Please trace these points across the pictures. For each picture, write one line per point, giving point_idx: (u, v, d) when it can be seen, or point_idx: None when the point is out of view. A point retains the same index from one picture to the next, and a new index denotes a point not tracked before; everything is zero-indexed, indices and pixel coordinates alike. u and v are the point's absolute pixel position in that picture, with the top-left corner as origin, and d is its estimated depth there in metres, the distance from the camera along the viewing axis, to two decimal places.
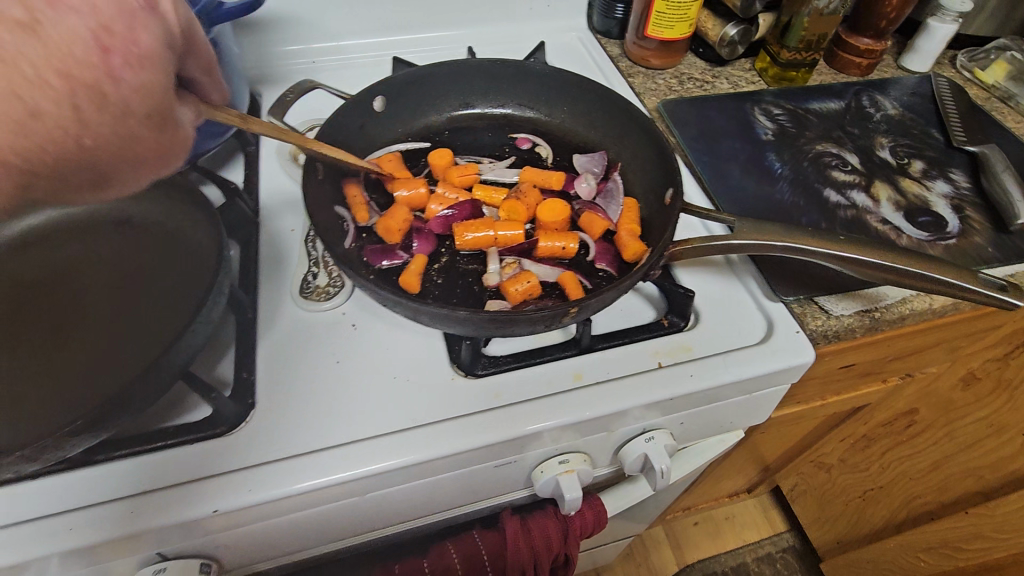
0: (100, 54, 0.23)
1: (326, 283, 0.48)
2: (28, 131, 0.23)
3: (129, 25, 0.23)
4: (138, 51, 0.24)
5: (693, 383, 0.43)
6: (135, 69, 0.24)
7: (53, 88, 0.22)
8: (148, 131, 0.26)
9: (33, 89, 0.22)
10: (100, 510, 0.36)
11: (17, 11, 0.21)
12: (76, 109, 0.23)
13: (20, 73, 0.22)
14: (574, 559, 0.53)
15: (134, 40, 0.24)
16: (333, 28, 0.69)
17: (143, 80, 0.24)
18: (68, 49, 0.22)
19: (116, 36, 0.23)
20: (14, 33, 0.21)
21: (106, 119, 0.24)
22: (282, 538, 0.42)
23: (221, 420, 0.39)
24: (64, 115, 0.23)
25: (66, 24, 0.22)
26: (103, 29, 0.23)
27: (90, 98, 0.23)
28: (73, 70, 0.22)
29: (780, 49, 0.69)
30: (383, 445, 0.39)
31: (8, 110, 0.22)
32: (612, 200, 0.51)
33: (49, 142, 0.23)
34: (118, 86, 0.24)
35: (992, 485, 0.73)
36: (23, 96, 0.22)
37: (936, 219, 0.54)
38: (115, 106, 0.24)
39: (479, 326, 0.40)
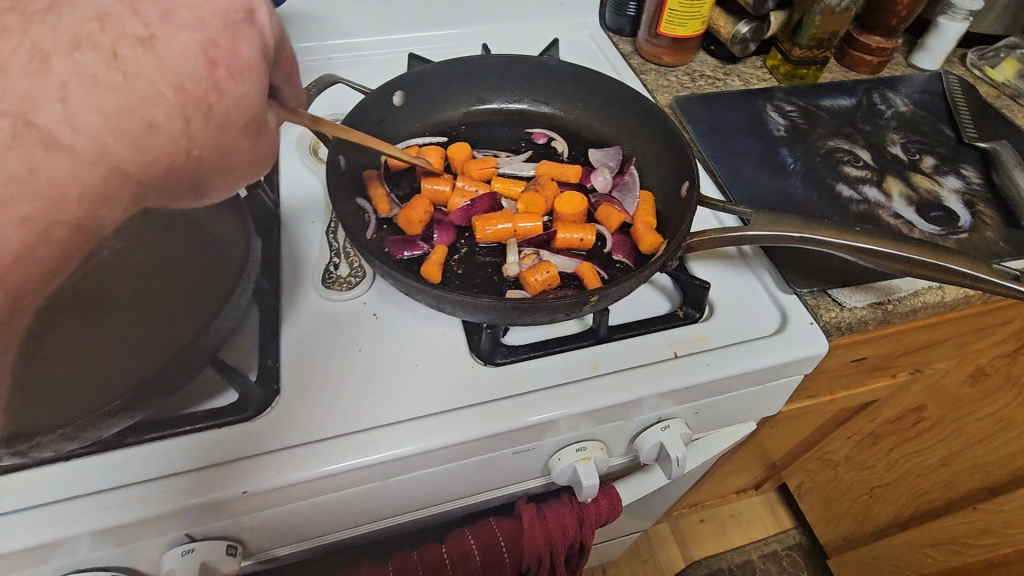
0: (208, 68, 0.25)
1: (348, 274, 0.49)
2: (148, 145, 0.24)
3: (231, 39, 0.25)
4: (240, 62, 0.26)
5: (709, 372, 0.44)
6: (237, 81, 0.26)
7: (170, 100, 0.24)
8: (245, 140, 0.28)
9: (153, 103, 0.24)
10: (131, 491, 0.36)
11: (138, 29, 0.24)
12: (189, 121, 0.25)
13: (142, 86, 0.23)
14: (589, 547, 0.53)
15: (235, 54, 0.26)
16: (349, 25, 0.70)
17: (244, 90, 0.26)
18: (181, 63, 0.24)
19: (222, 50, 0.25)
20: (134, 48, 0.23)
21: (213, 128, 0.26)
22: (305, 522, 0.43)
23: (248, 404, 0.40)
24: (178, 126, 0.25)
25: (179, 40, 0.24)
26: (211, 43, 0.25)
27: (200, 109, 0.25)
28: (186, 83, 0.24)
29: (791, 47, 0.70)
30: (405, 430, 0.40)
31: (132, 125, 0.24)
32: (628, 193, 0.52)
33: (164, 154, 0.25)
34: (224, 97, 0.26)
35: (1001, 480, 0.74)
36: (144, 110, 0.24)
37: (948, 214, 0.55)
38: (221, 116, 0.26)
39: (500, 314, 0.41)
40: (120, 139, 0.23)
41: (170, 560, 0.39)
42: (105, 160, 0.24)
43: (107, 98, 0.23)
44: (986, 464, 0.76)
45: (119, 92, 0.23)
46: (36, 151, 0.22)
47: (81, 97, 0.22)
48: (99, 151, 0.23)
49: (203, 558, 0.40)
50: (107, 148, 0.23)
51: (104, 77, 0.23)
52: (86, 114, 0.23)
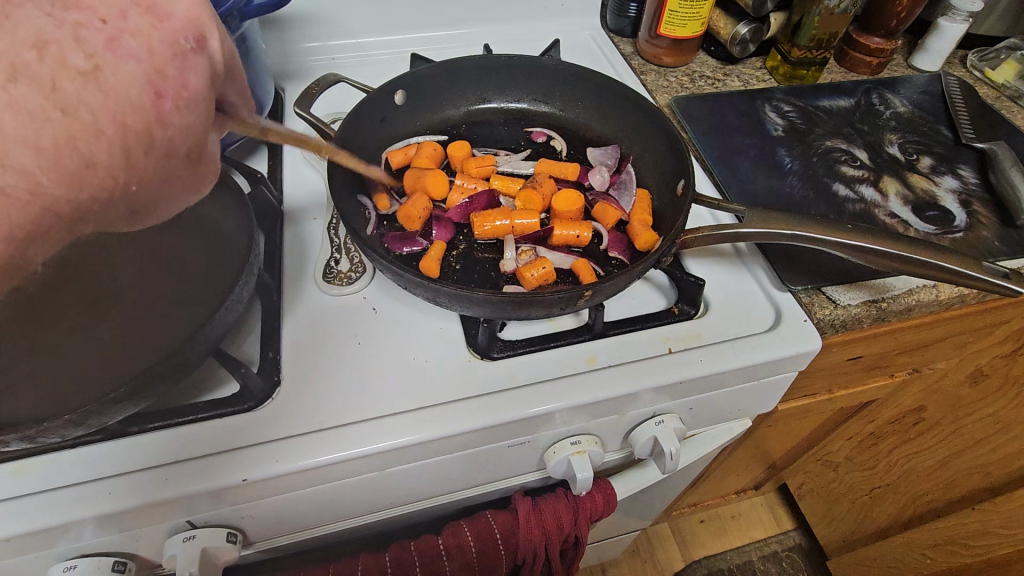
0: (154, 99, 0.23)
1: (348, 269, 0.49)
2: (82, 182, 0.22)
3: (180, 68, 0.24)
4: (188, 93, 0.24)
5: (702, 367, 0.44)
6: (183, 111, 0.24)
7: (108, 136, 0.22)
8: (185, 168, 0.26)
9: (89, 140, 0.22)
10: (133, 478, 0.37)
11: (81, 59, 0.22)
12: (128, 154, 0.23)
13: (82, 121, 0.22)
14: (584, 542, 0.54)
15: (183, 84, 0.24)
16: (352, 25, 0.71)
17: (190, 121, 0.25)
18: (124, 96, 0.22)
19: (169, 80, 0.23)
20: (76, 81, 0.22)
21: (153, 160, 0.24)
22: (303, 511, 0.44)
23: (249, 396, 0.41)
24: (116, 161, 0.23)
25: (124, 70, 0.22)
26: (156, 72, 0.23)
27: (140, 143, 0.23)
28: (127, 117, 0.23)
29: (791, 48, 0.70)
30: (403, 421, 0.41)
31: (66, 162, 0.22)
32: (624, 191, 0.53)
33: (97, 192, 0.23)
34: (166, 130, 0.24)
35: (999, 481, 0.75)
36: (82, 148, 0.22)
37: (943, 214, 0.55)
38: (162, 149, 0.24)
39: (495, 308, 0.42)
40: (54, 177, 0.22)
41: (173, 546, 0.40)
42: (38, 200, 0.22)
43: (45, 135, 0.21)
44: (985, 465, 0.76)
45: (58, 127, 0.21)
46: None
47: (18, 132, 0.21)
48: (30, 190, 0.21)
49: (204, 544, 0.41)
50: (40, 188, 0.21)
51: (41, 111, 0.21)
52: (18, 151, 0.21)
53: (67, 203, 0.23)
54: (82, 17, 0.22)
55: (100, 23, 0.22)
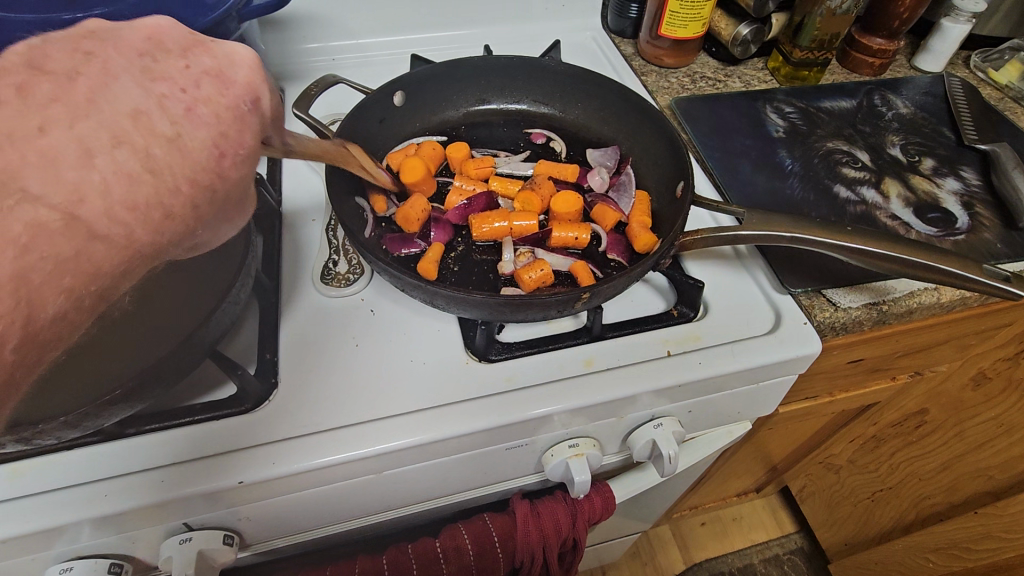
0: (218, 157, 0.25)
1: (346, 270, 0.49)
2: (164, 231, 0.23)
3: (240, 129, 0.26)
4: (244, 152, 0.26)
5: (701, 370, 0.44)
6: (240, 166, 0.26)
7: (184, 191, 0.24)
8: (235, 214, 0.28)
9: (170, 196, 0.23)
10: (131, 480, 0.37)
11: (165, 126, 0.24)
12: (196, 205, 0.25)
13: (167, 180, 0.23)
14: (582, 545, 0.54)
15: (241, 143, 0.26)
16: (353, 26, 0.71)
17: (245, 173, 0.27)
18: (198, 156, 0.24)
19: (230, 141, 0.26)
20: (164, 147, 0.23)
21: (212, 207, 0.26)
22: (301, 514, 0.44)
23: (245, 398, 0.40)
24: (188, 212, 0.24)
25: (199, 135, 0.24)
26: (222, 136, 0.25)
27: (206, 196, 0.25)
28: (199, 174, 0.24)
29: (792, 49, 0.70)
30: (399, 424, 0.41)
31: (152, 216, 0.23)
32: (624, 193, 0.53)
33: (172, 239, 0.24)
34: (225, 182, 0.26)
35: (1004, 483, 0.72)
36: (165, 202, 0.23)
37: (945, 216, 0.55)
38: (221, 198, 0.26)
39: (493, 310, 0.42)
40: (145, 228, 0.22)
41: (169, 548, 0.40)
42: (129, 248, 0.22)
43: (138, 193, 0.22)
44: (988, 467, 0.74)
45: (149, 187, 0.22)
46: (82, 238, 0.20)
47: (118, 192, 0.21)
48: (128, 241, 0.22)
49: (200, 546, 0.41)
50: (134, 237, 0.22)
51: (136, 172, 0.22)
52: (120, 211, 0.21)
53: (149, 247, 0.23)
54: (165, 87, 0.24)
55: (179, 93, 0.25)
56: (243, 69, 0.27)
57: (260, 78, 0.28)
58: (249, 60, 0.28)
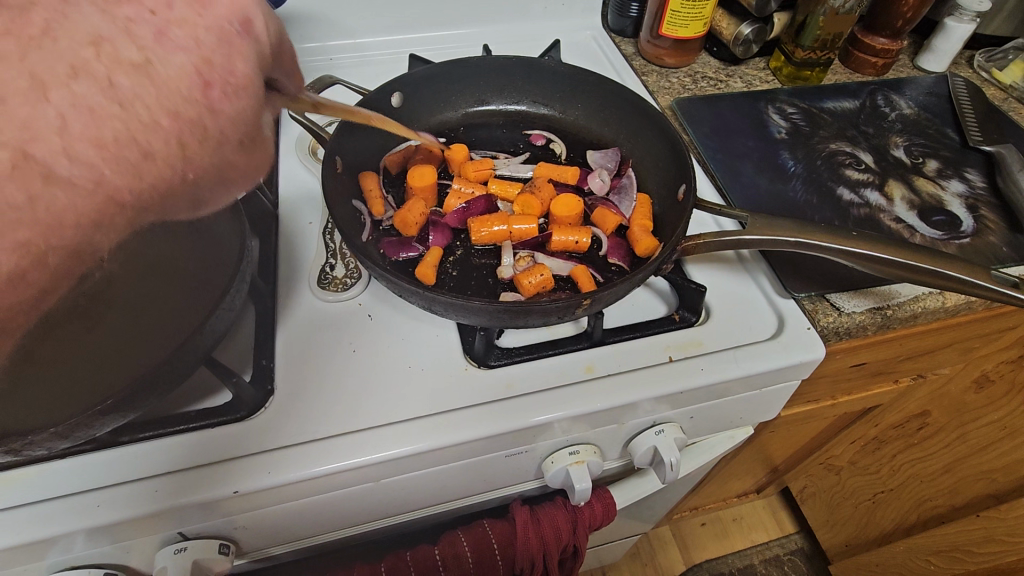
0: (202, 88, 0.20)
1: (343, 275, 0.49)
2: (142, 176, 0.19)
3: (228, 53, 0.20)
4: (236, 80, 0.20)
5: (703, 377, 0.44)
6: (234, 98, 0.20)
7: (165, 129, 0.19)
8: (249, 156, 0.22)
9: (148, 132, 0.19)
10: (125, 489, 0.37)
11: (132, 50, 0.18)
12: (183, 144, 0.20)
13: (137, 114, 0.19)
14: (583, 550, 0.53)
15: (230, 71, 0.20)
16: (349, 25, 0.70)
17: (241, 109, 0.21)
18: (177, 85, 0.19)
19: (217, 68, 0.20)
20: (130, 75, 0.18)
21: (210, 153, 0.21)
22: (298, 520, 0.43)
23: (241, 405, 0.40)
24: (172, 154, 0.20)
25: (174, 62, 0.19)
26: (204, 60, 0.19)
27: (195, 135, 0.20)
28: (179, 106, 0.19)
29: (794, 49, 0.69)
30: (394, 432, 0.40)
31: (125, 157, 0.19)
32: (624, 196, 0.52)
33: (157, 185, 0.20)
34: (219, 119, 0.20)
35: (1005, 486, 0.73)
36: (139, 140, 0.19)
37: (951, 219, 0.54)
38: (216, 139, 0.21)
39: (493, 316, 0.41)
40: (117, 171, 0.19)
41: (163, 558, 0.40)
42: (100, 191, 0.18)
43: (103, 129, 0.18)
44: (990, 471, 0.74)
45: (116, 122, 0.18)
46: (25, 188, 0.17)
47: (77, 126, 0.18)
48: (93, 181, 0.18)
49: (196, 556, 0.40)
50: (104, 180, 0.18)
51: (99, 107, 0.18)
52: (80, 147, 0.18)
53: (129, 195, 0.19)
54: (132, 10, 0.19)
55: (148, 15, 0.19)
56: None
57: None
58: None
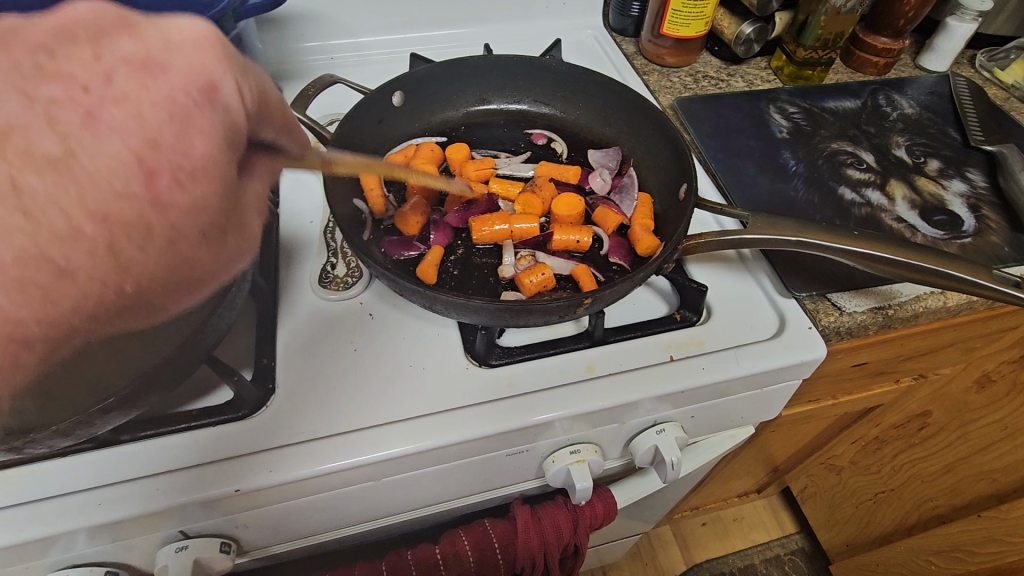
0: (146, 177, 0.14)
1: (345, 274, 0.49)
2: (56, 303, 0.14)
3: (185, 131, 0.14)
4: (195, 164, 0.15)
5: (704, 376, 0.44)
6: (192, 186, 0.15)
7: (92, 241, 0.13)
8: (207, 251, 0.17)
9: (70, 248, 0.13)
10: (129, 487, 0.37)
11: (47, 143, 0.12)
12: (115, 249, 0.14)
13: (52, 226, 0.13)
14: (584, 550, 0.53)
15: (189, 153, 0.14)
16: (351, 24, 0.70)
17: (203, 199, 0.15)
18: (108, 182, 0.13)
19: (168, 150, 0.14)
20: (41, 177, 0.12)
21: (154, 255, 0.15)
22: (299, 519, 0.43)
23: (243, 403, 0.40)
24: (100, 270, 0.14)
25: (106, 150, 0.13)
26: (149, 141, 0.14)
27: (135, 239, 0.14)
28: (114, 207, 0.14)
29: (796, 48, 0.69)
30: (395, 431, 0.40)
31: (29, 287, 0.13)
32: (626, 195, 0.52)
33: (82, 305, 0.15)
34: (167, 215, 0.15)
35: (1009, 488, 0.71)
36: (56, 259, 0.13)
37: (952, 219, 0.54)
38: (165, 238, 0.15)
39: (494, 315, 0.41)
40: (16, 306, 0.13)
41: (165, 556, 0.40)
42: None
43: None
44: (992, 472, 0.74)
45: (19, 239, 0.12)
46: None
47: None
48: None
49: (197, 554, 0.40)
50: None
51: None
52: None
53: (36, 324, 0.14)
54: (52, 89, 0.12)
55: (76, 92, 0.13)
56: (187, 51, 0.14)
57: (220, 63, 0.15)
58: (202, 39, 0.15)
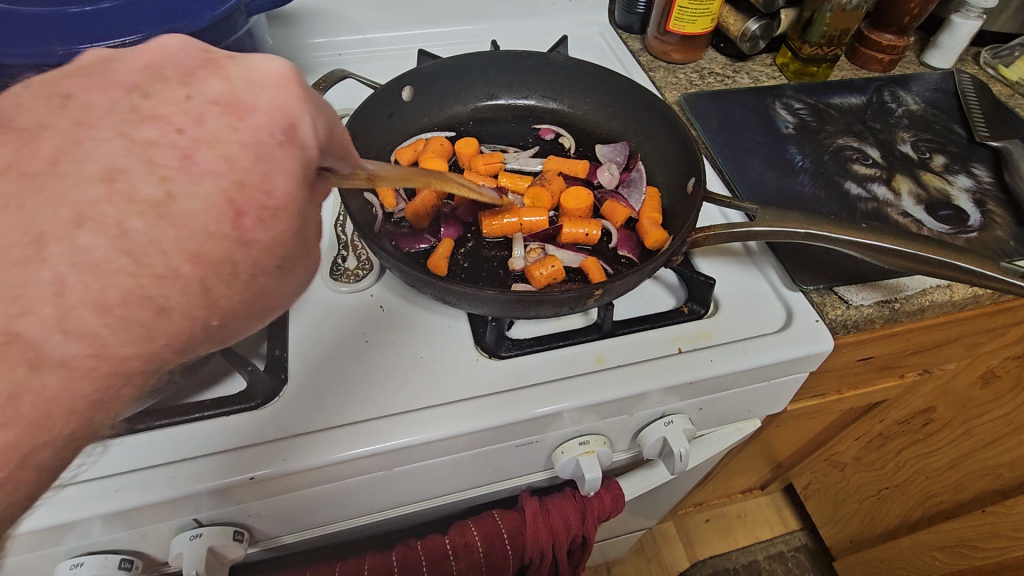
0: (233, 218, 0.22)
1: (355, 267, 0.49)
2: (156, 329, 0.22)
3: (263, 172, 0.23)
4: (272, 201, 0.23)
5: (712, 368, 0.44)
6: (268, 224, 0.23)
7: (185, 275, 0.22)
8: (276, 283, 0.26)
9: (165, 285, 0.21)
10: (145, 475, 0.37)
11: (154, 189, 0.21)
12: (205, 286, 0.23)
13: (153, 265, 0.21)
14: (592, 542, 0.53)
15: (269, 190, 0.23)
16: (359, 20, 0.70)
17: (275, 234, 0.24)
18: (199, 223, 0.22)
19: (248, 196, 0.23)
20: (147, 217, 0.21)
21: (233, 289, 0.24)
22: (311, 509, 0.44)
23: (255, 393, 0.40)
24: (192, 300, 0.22)
25: (198, 191, 0.22)
26: (236, 184, 0.22)
27: (221, 271, 0.23)
28: (205, 249, 0.22)
29: (801, 45, 0.69)
30: (407, 420, 0.40)
31: (139, 315, 0.21)
32: (633, 190, 0.53)
33: (173, 337, 0.23)
34: (249, 248, 0.23)
35: (1012, 482, 0.71)
36: (153, 295, 0.21)
37: (957, 213, 0.55)
38: (246, 271, 0.24)
39: (504, 306, 0.41)
40: (118, 336, 0.21)
41: (179, 544, 0.40)
42: (103, 364, 0.21)
43: (109, 294, 0.20)
44: (996, 467, 0.73)
45: (125, 277, 0.20)
46: (22, 372, 0.20)
47: (79, 294, 0.20)
48: (93, 352, 0.21)
49: (210, 543, 0.41)
50: (105, 347, 0.21)
51: (110, 260, 0.20)
52: (82, 315, 0.20)
53: (137, 360, 0.22)
54: (154, 130, 0.21)
55: (174, 135, 0.21)
56: (270, 92, 0.23)
57: (296, 99, 0.24)
58: (280, 78, 0.24)
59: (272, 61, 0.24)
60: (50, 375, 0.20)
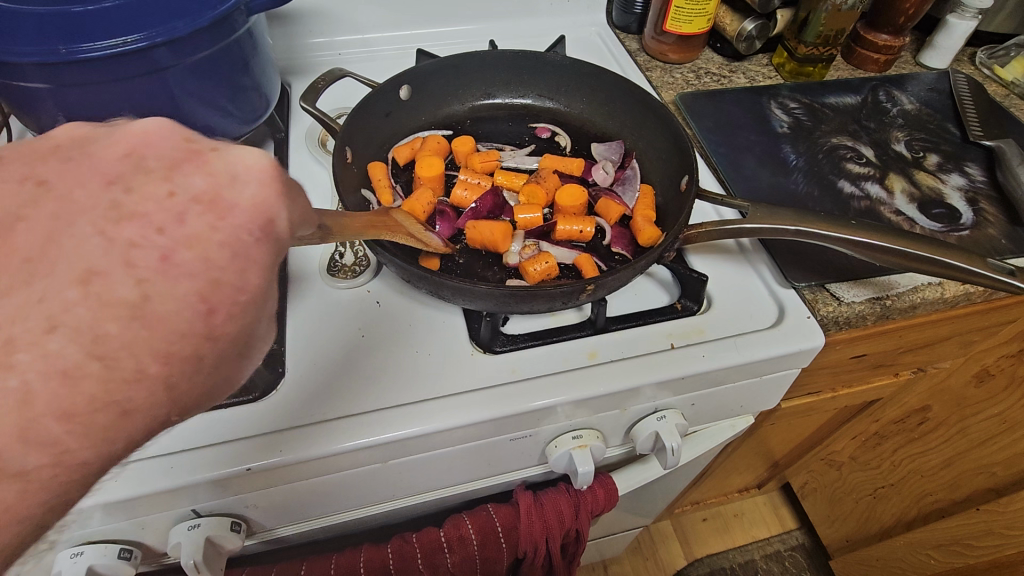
0: (205, 317, 0.21)
1: (353, 262, 0.50)
2: (116, 435, 0.20)
3: (238, 272, 0.22)
4: (245, 297, 0.22)
5: (703, 363, 0.44)
6: (237, 319, 0.22)
7: (152, 377, 0.20)
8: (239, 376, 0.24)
9: (130, 388, 0.20)
10: (145, 464, 0.38)
11: (130, 289, 0.20)
12: (171, 385, 0.21)
13: (122, 368, 0.20)
14: (586, 536, 0.54)
15: (241, 286, 0.22)
16: (357, 22, 0.71)
17: (242, 328, 0.22)
18: (172, 322, 0.20)
19: (223, 291, 0.21)
20: (121, 321, 0.19)
21: (198, 385, 0.22)
22: (306, 502, 0.44)
23: (253, 387, 0.41)
24: (157, 400, 0.21)
25: (175, 292, 0.20)
26: (211, 282, 0.21)
27: (187, 368, 0.21)
28: (171, 348, 0.20)
29: (797, 45, 0.70)
30: (403, 413, 0.41)
31: (102, 420, 0.20)
32: (629, 187, 0.53)
33: (133, 439, 0.21)
34: (216, 343, 0.22)
35: (1006, 481, 0.72)
36: (118, 399, 0.20)
37: (950, 211, 0.55)
38: (211, 365, 0.22)
39: (499, 301, 0.42)
40: (82, 442, 0.20)
41: (178, 534, 0.41)
42: (63, 471, 0.20)
43: (76, 403, 0.19)
44: (991, 466, 0.74)
45: (94, 381, 0.19)
46: None
47: (46, 405, 0.19)
48: (53, 461, 0.19)
49: (208, 533, 0.42)
50: (65, 455, 0.20)
51: (79, 366, 0.19)
52: (43, 426, 0.19)
53: (94, 464, 0.21)
54: (135, 228, 0.20)
55: (156, 235, 0.20)
56: (253, 187, 0.22)
57: (277, 196, 0.23)
58: (263, 175, 0.22)
59: (259, 153, 0.23)
60: (4, 490, 0.19)
